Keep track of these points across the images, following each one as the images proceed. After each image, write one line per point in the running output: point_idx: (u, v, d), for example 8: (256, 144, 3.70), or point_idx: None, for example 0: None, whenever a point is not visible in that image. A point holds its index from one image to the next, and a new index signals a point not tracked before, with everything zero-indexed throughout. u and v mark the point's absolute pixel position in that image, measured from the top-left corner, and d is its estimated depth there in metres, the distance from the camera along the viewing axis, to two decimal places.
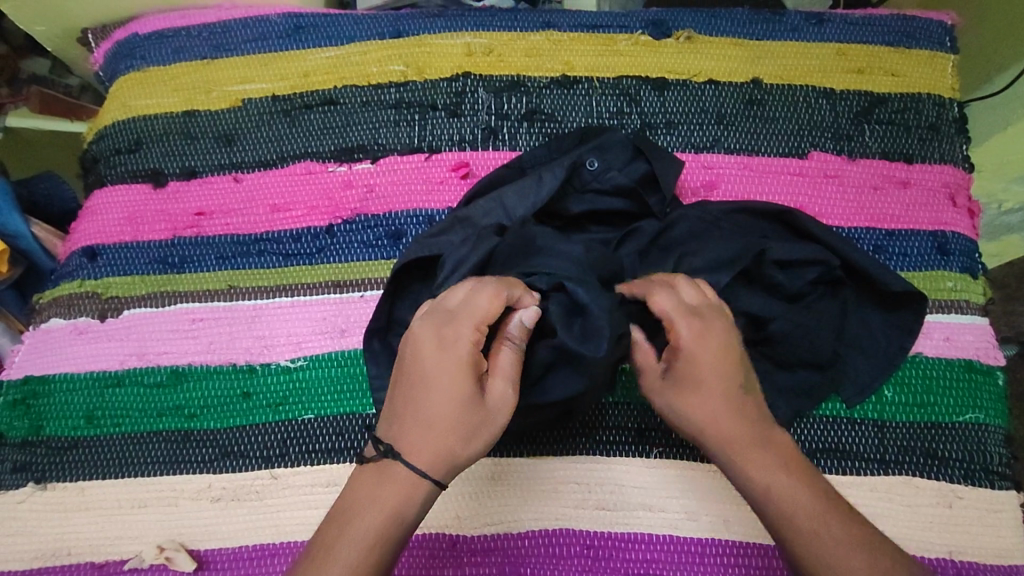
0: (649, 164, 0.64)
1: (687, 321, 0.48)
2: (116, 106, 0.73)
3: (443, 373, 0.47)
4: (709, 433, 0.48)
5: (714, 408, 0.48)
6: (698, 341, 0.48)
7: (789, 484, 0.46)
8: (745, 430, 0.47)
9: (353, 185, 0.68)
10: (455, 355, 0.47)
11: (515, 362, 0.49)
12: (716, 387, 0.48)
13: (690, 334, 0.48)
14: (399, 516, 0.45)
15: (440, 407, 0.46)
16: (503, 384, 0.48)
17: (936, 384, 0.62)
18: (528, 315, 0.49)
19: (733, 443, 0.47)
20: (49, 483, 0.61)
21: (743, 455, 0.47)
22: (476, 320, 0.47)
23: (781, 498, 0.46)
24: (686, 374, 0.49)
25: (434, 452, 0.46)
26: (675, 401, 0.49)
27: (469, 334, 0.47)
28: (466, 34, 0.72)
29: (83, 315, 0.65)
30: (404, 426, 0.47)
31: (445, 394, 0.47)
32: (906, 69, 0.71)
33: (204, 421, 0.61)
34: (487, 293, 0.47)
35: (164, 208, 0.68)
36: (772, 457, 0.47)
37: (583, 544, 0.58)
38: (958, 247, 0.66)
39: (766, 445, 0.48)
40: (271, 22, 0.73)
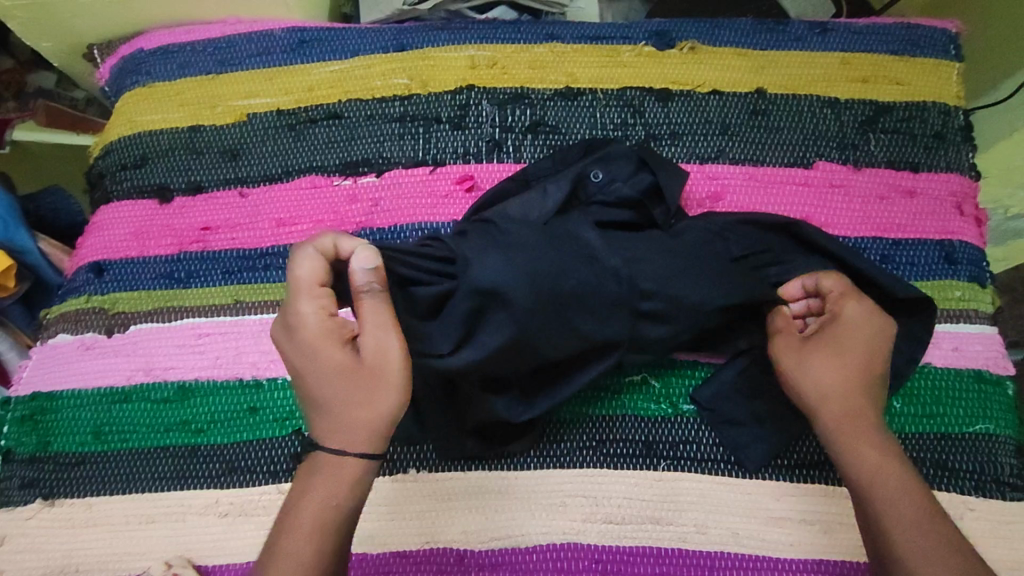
0: (654, 175, 0.64)
1: (860, 299, 0.55)
2: (122, 122, 0.73)
3: (312, 351, 0.46)
4: (835, 402, 0.52)
5: (841, 387, 0.52)
6: (866, 323, 0.54)
7: (891, 474, 0.49)
8: (865, 413, 0.52)
9: (358, 199, 0.68)
10: (307, 332, 0.46)
11: (378, 308, 0.46)
12: (853, 369, 0.53)
13: (861, 310, 0.55)
14: (336, 505, 0.45)
15: (324, 384, 0.46)
16: (373, 336, 0.46)
17: (945, 395, 0.61)
18: (362, 259, 0.46)
19: (851, 422, 0.51)
20: (57, 499, 0.61)
21: (858, 436, 0.51)
22: (310, 291, 0.46)
23: (882, 485, 0.49)
24: (831, 348, 0.54)
25: (347, 428, 0.46)
26: (806, 372, 0.54)
27: (312, 308, 0.46)
28: (470, 47, 0.73)
29: (90, 330, 0.65)
30: (311, 416, 0.47)
31: (325, 370, 0.46)
32: (910, 78, 0.71)
33: (210, 436, 0.61)
34: (302, 259, 0.46)
35: (170, 223, 0.69)
36: (886, 449, 0.50)
37: (592, 558, 0.58)
38: (966, 256, 0.66)
39: (884, 435, 0.51)
40: (276, 37, 0.74)
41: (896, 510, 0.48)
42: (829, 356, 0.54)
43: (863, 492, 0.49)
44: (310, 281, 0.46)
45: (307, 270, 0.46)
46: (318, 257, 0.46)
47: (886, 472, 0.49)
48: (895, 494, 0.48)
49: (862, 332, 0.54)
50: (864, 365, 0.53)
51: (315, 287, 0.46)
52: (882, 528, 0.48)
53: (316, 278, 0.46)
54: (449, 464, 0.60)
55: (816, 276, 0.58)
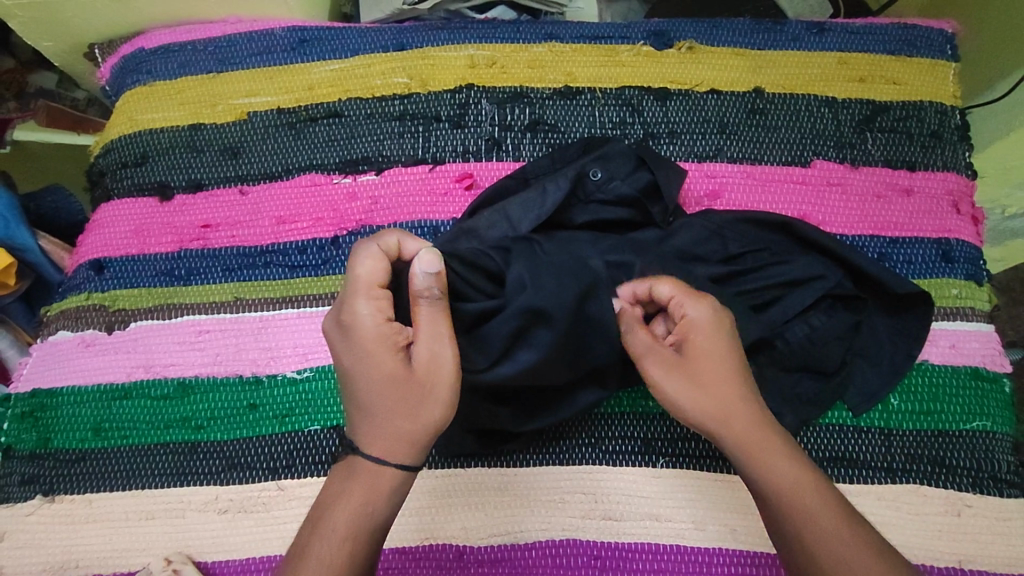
0: (652, 173, 0.64)
1: (695, 306, 0.52)
2: (123, 120, 0.73)
3: (366, 354, 0.46)
4: (722, 423, 0.50)
5: (716, 403, 0.50)
6: (713, 324, 0.52)
7: (799, 477, 0.48)
8: (755, 422, 0.50)
9: (358, 197, 0.68)
10: (363, 335, 0.46)
11: (433, 317, 0.46)
12: (727, 379, 0.51)
13: (701, 318, 0.52)
14: (370, 513, 0.45)
15: (374, 388, 0.46)
16: (426, 346, 0.46)
17: (942, 392, 0.61)
18: (424, 262, 0.45)
19: (750, 434, 0.49)
20: (57, 496, 0.61)
21: (761, 446, 0.49)
22: (370, 291, 0.46)
23: (797, 492, 0.48)
24: (695, 365, 0.51)
25: (391, 436, 0.46)
26: (687, 391, 0.50)
27: (370, 310, 0.46)
28: (469, 46, 0.73)
29: (91, 327, 0.66)
30: (355, 418, 0.47)
31: (377, 375, 0.46)
32: (907, 77, 0.71)
33: (210, 433, 0.61)
34: (365, 258, 0.46)
35: (170, 220, 0.69)
36: (786, 451, 0.49)
37: (590, 555, 0.58)
38: (962, 254, 0.66)
39: (779, 436, 0.50)
40: (276, 36, 0.74)
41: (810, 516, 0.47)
42: (698, 370, 0.51)
43: (783, 506, 0.47)
44: (370, 282, 0.46)
45: (368, 270, 0.46)
46: (377, 257, 0.46)
47: (792, 476, 0.48)
48: (807, 498, 0.47)
49: (703, 338, 0.51)
50: (732, 372, 0.51)
51: (374, 288, 0.46)
52: (805, 538, 0.46)
53: (374, 280, 0.46)
54: (448, 462, 0.61)
55: (651, 283, 0.54)
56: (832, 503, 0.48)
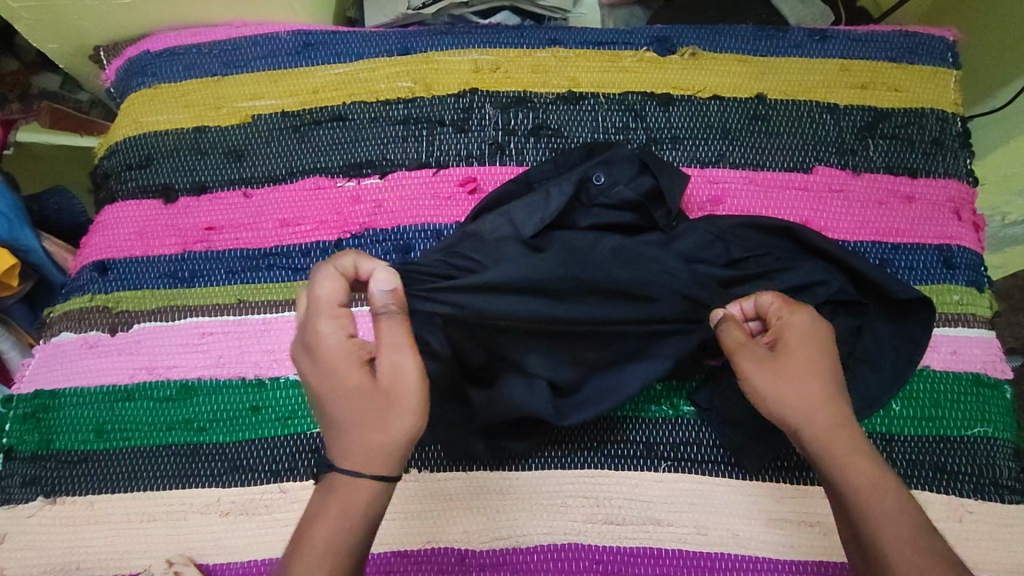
0: (655, 178, 0.64)
1: (798, 309, 0.52)
2: (128, 122, 0.74)
3: (329, 372, 0.46)
4: (811, 418, 0.49)
5: (804, 400, 0.49)
6: (810, 331, 0.52)
7: (878, 480, 0.46)
8: (837, 422, 0.49)
9: (362, 200, 0.69)
10: (325, 354, 0.46)
11: (395, 330, 0.46)
12: (819, 378, 0.50)
13: (803, 320, 0.52)
14: (349, 525, 0.44)
15: (339, 404, 0.46)
16: (391, 358, 0.46)
17: (944, 398, 0.62)
18: (380, 279, 0.45)
19: (835, 433, 0.48)
20: (59, 497, 0.61)
21: (843, 445, 0.48)
22: (330, 311, 0.46)
23: (876, 495, 0.46)
24: (789, 362, 0.50)
25: (360, 450, 0.45)
26: (775, 386, 0.50)
27: (331, 329, 0.46)
28: (473, 51, 0.73)
29: (94, 329, 0.66)
30: (325, 435, 0.47)
31: (341, 392, 0.46)
32: (908, 85, 0.71)
33: (213, 434, 0.61)
34: (325, 278, 0.47)
35: (174, 222, 0.69)
36: (869, 454, 0.48)
37: (592, 559, 0.58)
38: (964, 261, 0.66)
39: (866, 442, 0.48)
40: (281, 40, 0.74)
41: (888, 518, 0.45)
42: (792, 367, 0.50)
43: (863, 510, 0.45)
44: (331, 302, 0.46)
45: (328, 290, 0.46)
46: (337, 276, 0.47)
47: (874, 479, 0.46)
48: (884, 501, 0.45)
49: (802, 338, 0.51)
50: (827, 373, 0.50)
51: (335, 308, 0.46)
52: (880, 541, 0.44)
53: (334, 299, 0.46)
54: (452, 464, 0.61)
55: (755, 294, 0.54)
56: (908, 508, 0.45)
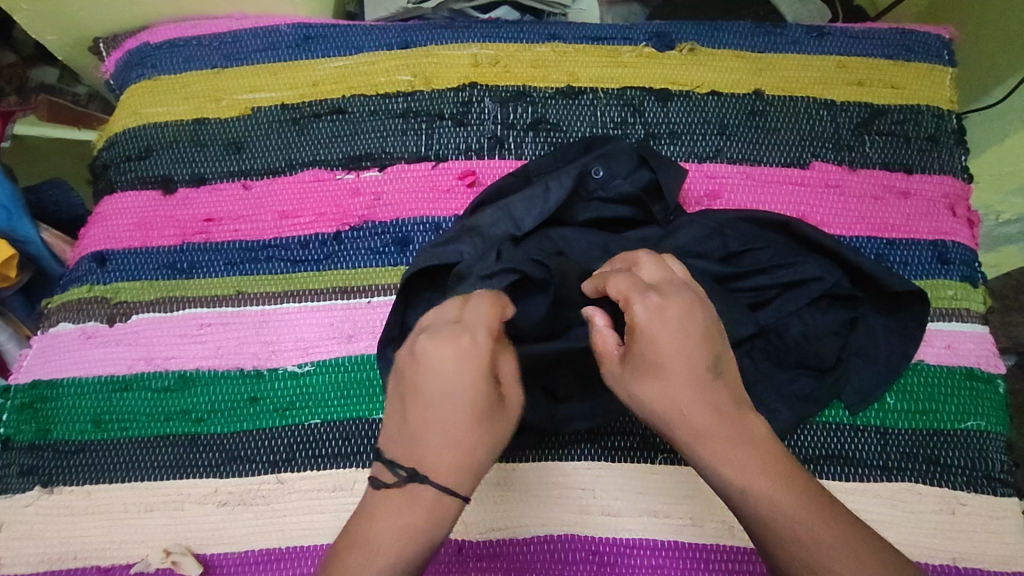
0: (654, 172, 0.64)
1: (641, 296, 0.47)
2: (127, 114, 0.74)
3: (462, 378, 0.45)
4: (678, 419, 0.45)
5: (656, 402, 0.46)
6: (683, 317, 0.47)
7: (749, 476, 0.44)
8: (686, 421, 0.45)
9: (360, 193, 0.69)
10: (475, 365, 0.45)
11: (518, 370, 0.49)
12: (676, 376, 0.45)
13: (644, 310, 0.47)
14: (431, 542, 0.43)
15: (459, 413, 0.45)
16: (517, 392, 0.48)
17: (938, 392, 0.62)
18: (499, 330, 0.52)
19: (698, 437, 0.45)
20: (55, 487, 0.61)
21: (703, 449, 0.45)
22: (481, 328, 0.46)
23: (748, 494, 0.43)
24: (642, 363, 0.46)
25: (460, 461, 0.45)
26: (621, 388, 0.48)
27: (489, 341, 0.46)
28: (473, 45, 0.74)
29: (92, 319, 0.66)
30: (422, 442, 0.45)
31: (465, 400, 0.45)
32: (905, 82, 0.72)
33: (211, 425, 0.62)
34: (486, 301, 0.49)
35: (173, 214, 0.69)
36: (731, 454, 0.44)
37: (588, 550, 0.58)
38: (958, 257, 0.67)
39: (739, 436, 0.45)
40: (281, 33, 0.74)
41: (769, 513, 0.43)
42: (645, 370, 0.46)
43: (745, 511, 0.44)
44: (486, 320, 0.47)
45: (481, 310, 0.47)
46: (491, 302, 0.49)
47: (746, 472, 0.44)
48: (759, 496, 0.43)
49: (657, 337, 0.46)
50: (681, 370, 0.45)
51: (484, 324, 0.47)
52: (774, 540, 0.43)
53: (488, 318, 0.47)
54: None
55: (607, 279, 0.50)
56: (791, 498, 0.43)
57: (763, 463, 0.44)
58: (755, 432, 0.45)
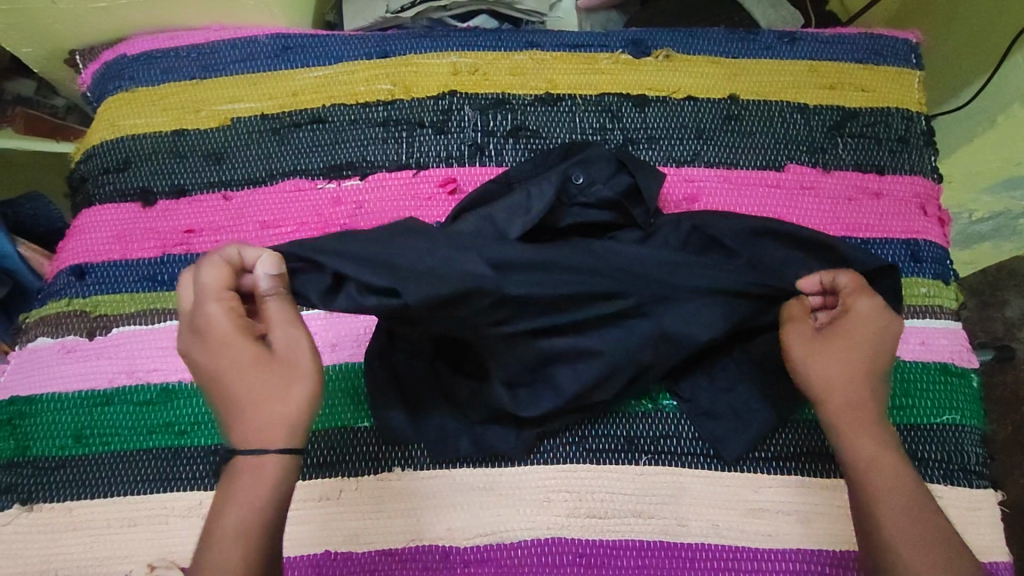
0: (632, 176, 0.64)
1: (867, 298, 0.57)
2: (105, 126, 0.73)
3: (227, 353, 0.50)
4: (834, 390, 0.54)
5: (865, 366, 0.55)
6: (873, 317, 0.56)
7: (881, 453, 0.53)
8: (871, 397, 0.54)
9: (342, 202, 0.69)
10: (209, 337, 0.50)
11: (284, 307, 0.52)
12: (864, 361, 0.55)
13: (870, 307, 0.56)
14: (259, 504, 0.47)
15: (230, 376, 0.49)
16: (280, 331, 0.51)
17: (913, 387, 0.63)
18: (265, 265, 0.51)
19: (851, 407, 0.54)
20: (35, 504, 0.60)
21: (850, 422, 0.54)
22: (214, 295, 0.50)
23: (880, 469, 0.52)
24: (847, 339, 0.56)
25: (266, 426, 0.48)
26: (874, 318, 0.56)
27: (219, 310, 0.50)
28: (452, 54, 0.75)
29: (71, 333, 0.65)
30: (226, 413, 0.50)
31: (241, 372, 0.49)
32: (875, 85, 0.74)
33: (194, 437, 0.61)
34: (206, 265, 0.51)
35: (152, 226, 0.68)
36: (879, 431, 0.54)
37: (576, 553, 0.59)
38: (929, 255, 0.69)
39: (879, 418, 0.54)
40: (259, 43, 0.74)
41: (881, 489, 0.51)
42: (834, 348, 0.55)
43: (860, 476, 0.52)
44: (217, 286, 0.50)
45: (212, 277, 0.50)
46: (222, 265, 0.50)
47: (876, 455, 0.52)
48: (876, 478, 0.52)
49: (867, 326, 0.56)
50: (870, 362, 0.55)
51: (222, 292, 0.50)
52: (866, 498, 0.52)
53: (221, 283, 0.50)
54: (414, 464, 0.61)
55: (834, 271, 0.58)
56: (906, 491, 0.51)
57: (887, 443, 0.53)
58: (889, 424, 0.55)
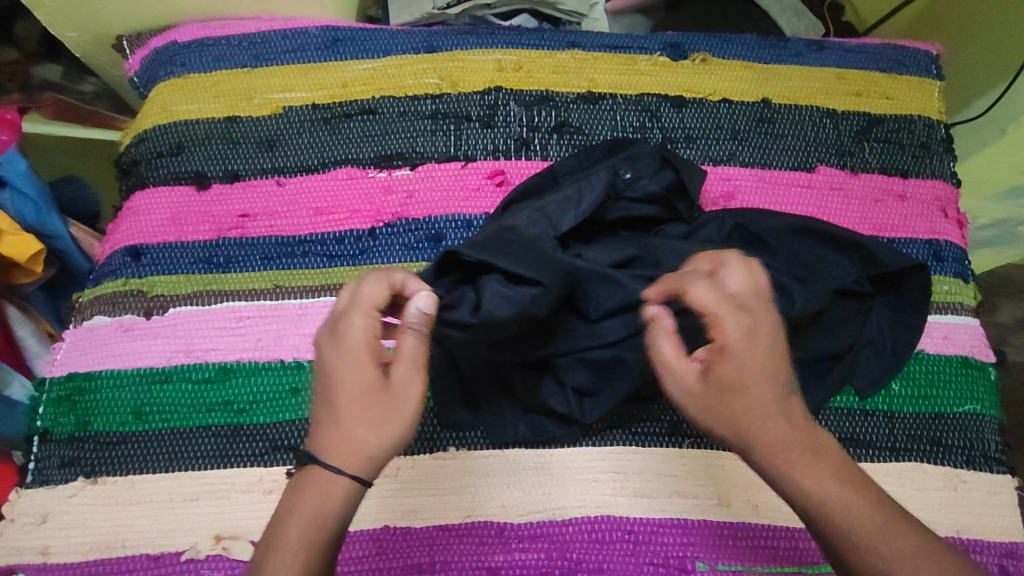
0: (677, 172, 0.67)
1: (735, 316, 0.46)
2: (157, 111, 0.74)
3: (350, 363, 0.49)
4: (761, 439, 0.46)
5: (772, 390, 0.46)
6: (763, 346, 0.46)
7: (831, 487, 0.45)
8: (806, 431, 0.47)
9: (393, 190, 0.72)
10: (346, 345, 0.50)
11: (418, 348, 0.49)
12: (763, 396, 0.46)
13: (737, 332, 0.45)
14: (323, 521, 0.46)
15: (343, 389, 0.49)
16: (405, 370, 0.49)
17: (938, 378, 0.69)
18: (421, 300, 0.49)
19: (779, 454, 0.46)
20: (99, 477, 0.62)
21: (789, 466, 0.46)
22: (364, 310, 0.49)
23: (832, 509, 0.45)
24: (736, 382, 0.46)
25: (350, 447, 0.48)
26: (749, 346, 0.46)
27: (361, 323, 0.49)
28: (497, 51, 0.77)
29: (129, 312, 0.67)
30: (321, 419, 0.50)
31: (351, 386, 0.49)
32: (899, 93, 0.78)
33: (253, 415, 0.63)
34: (370, 279, 0.50)
35: (207, 209, 0.70)
36: (821, 461, 0.46)
37: (625, 530, 0.62)
38: (950, 254, 0.73)
39: (815, 452, 0.46)
40: (310, 35, 0.76)
41: (842, 525, 0.44)
42: (727, 391, 0.46)
43: (818, 524, 0.45)
44: (370, 301, 0.49)
45: (371, 292, 0.50)
46: (383, 284, 0.50)
47: (823, 491, 0.45)
48: (836, 522, 0.45)
49: (749, 360, 0.46)
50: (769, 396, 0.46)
51: (368, 307, 0.49)
52: (841, 548, 0.45)
53: (375, 300, 0.49)
54: (468, 444, 0.64)
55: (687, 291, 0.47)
56: (870, 522, 0.44)
57: (835, 474, 0.46)
58: (826, 444, 0.47)
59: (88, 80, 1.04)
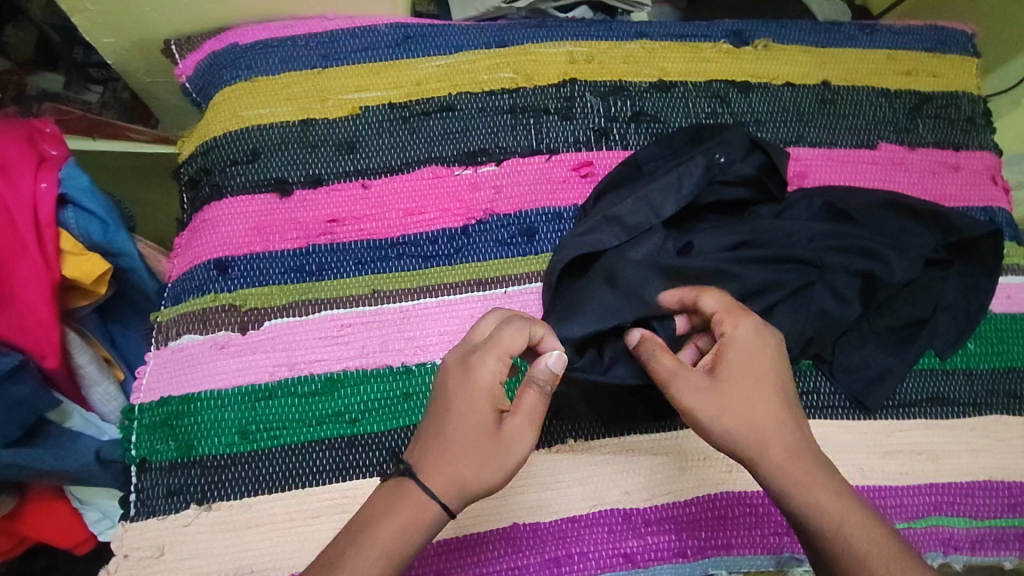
0: (768, 155, 0.68)
1: (741, 318, 0.54)
2: (226, 116, 0.70)
3: (472, 398, 0.50)
4: (766, 444, 0.51)
5: (773, 396, 0.53)
6: (752, 341, 0.54)
7: (835, 501, 0.50)
8: (805, 450, 0.52)
9: (480, 187, 0.70)
10: (475, 383, 0.50)
11: (540, 403, 0.50)
12: (766, 403, 0.52)
13: (745, 331, 0.54)
14: (407, 537, 0.47)
15: (456, 424, 0.50)
16: (523, 421, 0.50)
17: (1008, 335, 0.73)
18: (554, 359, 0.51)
19: (784, 462, 0.51)
20: (212, 503, 0.59)
21: (794, 475, 0.50)
22: (501, 354, 0.50)
23: (834, 521, 0.49)
24: (736, 385, 0.52)
25: (446, 480, 0.48)
26: (753, 341, 0.54)
27: (494, 364, 0.50)
28: (567, 43, 0.77)
29: (222, 329, 0.63)
30: (425, 441, 0.50)
31: (466, 422, 0.49)
32: (944, 71, 0.82)
33: (368, 425, 0.61)
34: (513, 328, 0.50)
35: (292, 216, 0.67)
36: (823, 474, 0.51)
37: (744, 505, 0.64)
38: (1003, 220, 0.78)
39: (819, 469, 0.51)
40: (379, 32, 0.74)
41: (847, 528, 0.49)
42: (735, 391, 0.52)
43: (818, 533, 0.49)
44: (507, 347, 0.50)
45: (511, 337, 0.50)
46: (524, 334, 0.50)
47: (825, 504, 0.50)
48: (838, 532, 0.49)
49: (750, 360, 0.53)
50: (771, 401, 0.52)
51: (502, 348, 0.50)
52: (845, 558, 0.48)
53: (513, 346, 0.50)
54: (586, 434, 0.65)
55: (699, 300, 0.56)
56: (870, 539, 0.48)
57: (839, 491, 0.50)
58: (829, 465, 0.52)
59: (93, 89, 0.98)
